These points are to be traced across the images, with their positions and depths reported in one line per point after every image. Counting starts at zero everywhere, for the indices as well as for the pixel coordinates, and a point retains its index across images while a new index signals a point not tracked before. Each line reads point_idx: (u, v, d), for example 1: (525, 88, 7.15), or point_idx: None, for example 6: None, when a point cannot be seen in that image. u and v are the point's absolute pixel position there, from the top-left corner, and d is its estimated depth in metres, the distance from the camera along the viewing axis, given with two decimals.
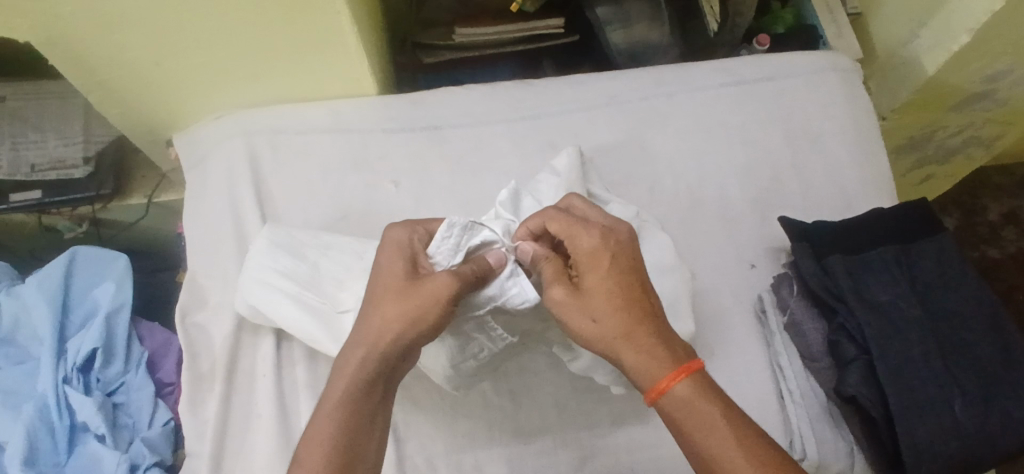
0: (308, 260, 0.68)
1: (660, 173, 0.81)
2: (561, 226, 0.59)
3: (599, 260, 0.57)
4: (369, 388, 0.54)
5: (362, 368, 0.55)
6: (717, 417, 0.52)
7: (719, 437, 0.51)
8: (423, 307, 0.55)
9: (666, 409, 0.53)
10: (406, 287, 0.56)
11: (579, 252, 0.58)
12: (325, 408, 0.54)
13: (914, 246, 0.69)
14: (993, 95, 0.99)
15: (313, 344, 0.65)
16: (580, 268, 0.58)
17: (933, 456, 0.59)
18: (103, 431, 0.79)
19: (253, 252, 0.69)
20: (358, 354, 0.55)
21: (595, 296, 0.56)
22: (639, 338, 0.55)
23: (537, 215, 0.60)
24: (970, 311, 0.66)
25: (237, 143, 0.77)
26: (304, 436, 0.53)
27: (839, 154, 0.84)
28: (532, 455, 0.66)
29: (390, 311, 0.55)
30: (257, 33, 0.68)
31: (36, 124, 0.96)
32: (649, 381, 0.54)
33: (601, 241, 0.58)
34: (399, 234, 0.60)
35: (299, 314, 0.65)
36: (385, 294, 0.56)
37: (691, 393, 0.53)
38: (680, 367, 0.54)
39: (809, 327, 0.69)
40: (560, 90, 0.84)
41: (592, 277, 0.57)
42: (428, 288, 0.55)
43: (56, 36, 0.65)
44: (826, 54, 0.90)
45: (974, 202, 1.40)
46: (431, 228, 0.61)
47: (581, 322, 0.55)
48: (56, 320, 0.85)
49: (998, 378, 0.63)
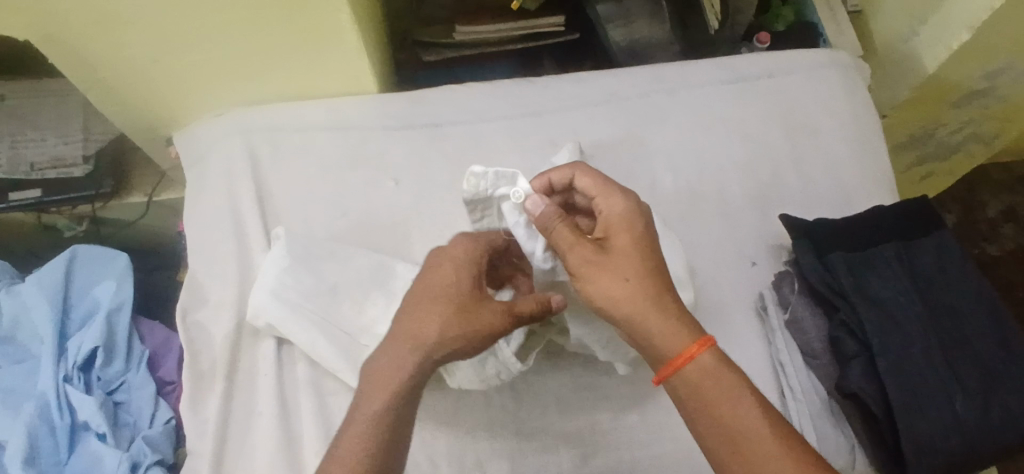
0: (312, 266, 0.68)
1: (660, 170, 0.81)
2: (595, 182, 0.61)
3: (633, 222, 0.57)
4: (412, 399, 0.54)
5: (413, 379, 0.54)
6: (741, 390, 0.52)
7: (744, 409, 0.52)
8: (480, 333, 0.56)
9: (689, 380, 0.53)
10: (467, 307, 0.56)
11: (612, 213, 0.58)
12: (369, 411, 0.53)
13: (914, 242, 0.70)
14: (993, 91, 0.99)
15: (313, 354, 0.66)
16: (610, 228, 0.58)
17: (934, 452, 0.60)
18: (104, 429, 0.79)
19: (268, 258, 0.69)
20: (410, 363, 0.54)
21: (627, 257, 0.56)
22: (666, 304, 0.55)
23: (567, 168, 0.63)
24: (970, 307, 0.66)
25: (235, 142, 0.77)
26: (343, 436, 0.52)
27: (838, 150, 0.84)
28: (533, 452, 0.66)
29: (449, 327, 0.55)
30: (257, 31, 0.68)
31: (34, 122, 0.96)
32: (674, 349, 0.54)
33: (634, 206, 0.58)
34: (466, 248, 0.59)
35: (315, 338, 0.66)
36: (442, 305, 0.56)
37: (715, 366, 0.53)
38: (703, 338, 0.54)
39: (809, 324, 0.69)
40: (561, 88, 0.84)
41: (624, 237, 0.57)
42: (485, 316, 0.56)
43: (54, 34, 0.65)
44: (825, 51, 0.90)
45: (974, 199, 1.40)
46: (497, 242, 0.62)
47: (614, 281, 0.55)
48: (55, 318, 0.85)
49: (998, 373, 0.63)
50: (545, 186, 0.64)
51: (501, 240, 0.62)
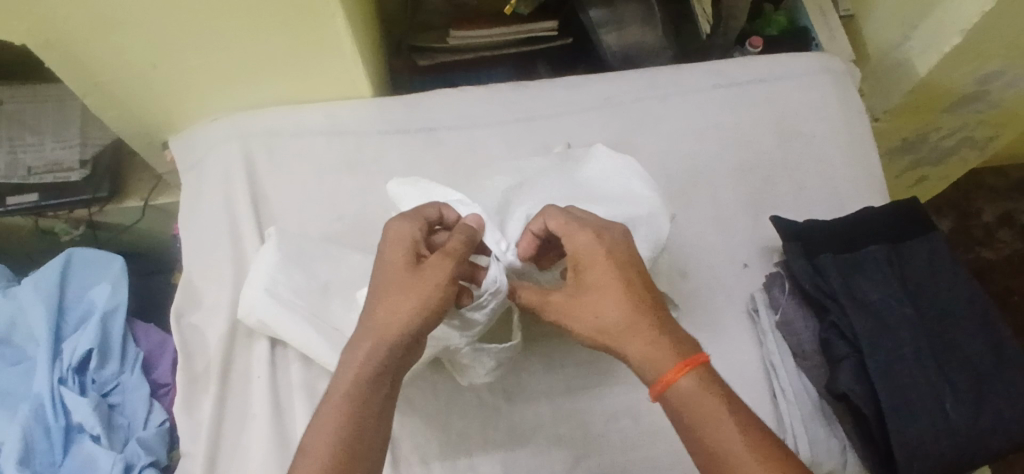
0: (302, 266, 0.68)
1: (653, 173, 0.81)
2: (559, 224, 0.60)
3: (597, 256, 0.58)
4: (377, 380, 0.54)
5: (371, 360, 0.54)
6: (721, 411, 0.52)
7: (726, 431, 0.51)
8: (422, 295, 0.55)
9: (672, 403, 0.54)
10: (408, 277, 0.56)
11: (576, 250, 0.58)
12: (330, 402, 0.53)
13: (905, 244, 0.70)
14: (984, 96, 0.99)
15: (306, 351, 0.66)
16: (579, 268, 0.58)
17: (924, 456, 0.60)
18: (98, 430, 0.79)
19: (262, 257, 0.68)
20: (364, 346, 0.54)
21: (595, 294, 0.57)
22: (641, 332, 0.55)
23: (536, 218, 0.62)
24: (959, 309, 0.66)
25: (232, 146, 0.77)
26: (310, 431, 0.53)
27: (830, 155, 0.85)
28: (526, 455, 0.66)
29: (391, 300, 0.55)
30: (253, 37, 0.69)
31: (32, 128, 0.97)
32: (653, 376, 0.54)
33: (597, 238, 0.58)
34: (400, 226, 0.59)
35: (308, 335, 0.66)
36: (386, 283, 0.56)
37: (696, 388, 0.53)
38: (683, 362, 0.54)
39: (802, 326, 0.70)
40: (555, 93, 0.85)
41: (592, 275, 0.57)
42: (430, 278, 0.55)
43: (52, 40, 0.66)
44: (816, 56, 0.90)
45: (968, 204, 1.41)
46: (427, 216, 0.61)
47: (583, 322, 0.57)
48: (52, 322, 0.85)
49: (986, 375, 0.63)
50: (530, 240, 0.63)
51: (433, 213, 0.62)
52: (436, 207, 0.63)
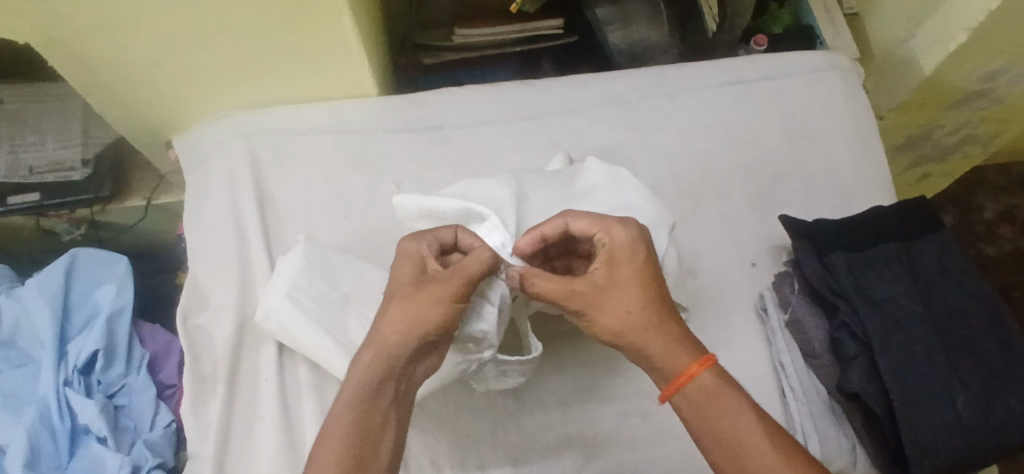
0: (324, 272, 0.68)
1: (660, 172, 0.81)
2: (595, 221, 0.59)
3: (636, 250, 0.57)
4: (380, 387, 0.54)
5: (376, 369, 0.54)
6: (740, 405, 0.54)
7: (742, 423, 0.53)
8: (426, 310, 0.54)
9: (691, 397, 0.54)
10: (414, 288, 0.56)
11: (615, 243, 0.57)
12: (338, 406, 0.54)
13: (915, 244, 0.70)
14: (990, 93, 0.99)
15: (292, 343, 0.67)
16: (614, 259, 0.57)
17: (935, 454, 0.60)
18: (105, 433, 0.79)
19: (285, 261, 0.68)
20: (368, 352, 0.55)
21: (628, 287, 0.56)
22: (668, 330, 0.56)
23: (556, 218, 0.60)
24: (970, 308, 0.66)
25: (236, 144, 0.77)
26: (321, 434, 0.53)
27: (837, 153, 0.85)
28: (536, 455, 0.66)
29: (398, 313, 0.55)
30: (261, 35, 0.69)
31: (33, 126, 0.96)
32: (676, 369, 0.55)
33: (639, 234, 0.58)
34: (409, 245, 0.59)
35: (307, 329, 0.65)
36: (393, 295, 0.56)
37: (715, 383, 0.55)
38: (703, 357, 0.55)
39: (810, 325, 0.69)
40: (561, 90, 0.84)
41: (625, 270, 0.57)
42: (433, 290, 0.55)
43: (56, 37, 0.65)
44: (823, 52, 0.90)
45: (970, 200, 1.41)
46: (440, 238, 0.60)
47: (614, 314, 0.56)
48: (57, 323, 0.85)
49: (999, 375, 0.63)
50: (536, 239, 0.60)
51: (450, 236, 0.60)
52: (456, 232, 0.60)
